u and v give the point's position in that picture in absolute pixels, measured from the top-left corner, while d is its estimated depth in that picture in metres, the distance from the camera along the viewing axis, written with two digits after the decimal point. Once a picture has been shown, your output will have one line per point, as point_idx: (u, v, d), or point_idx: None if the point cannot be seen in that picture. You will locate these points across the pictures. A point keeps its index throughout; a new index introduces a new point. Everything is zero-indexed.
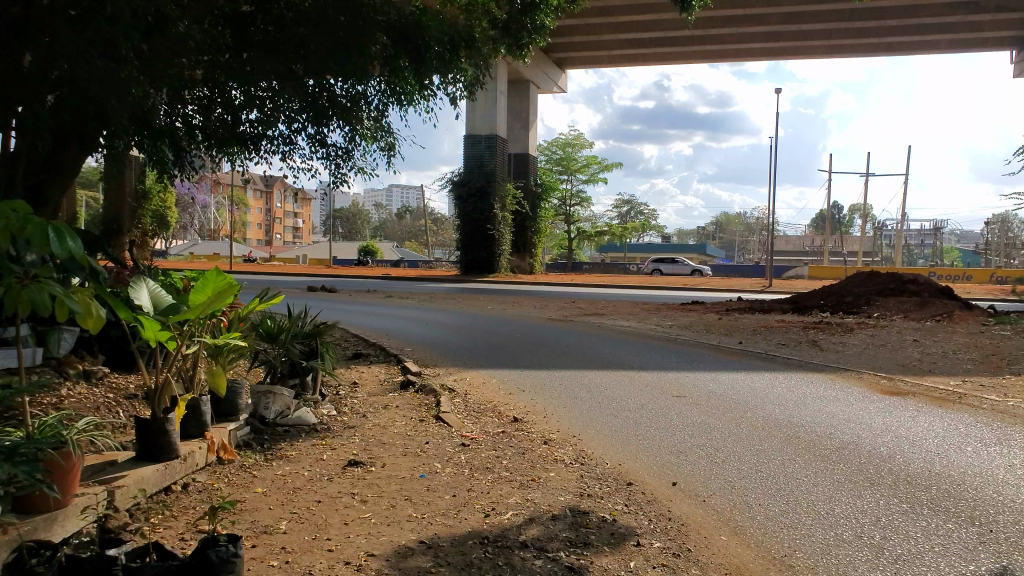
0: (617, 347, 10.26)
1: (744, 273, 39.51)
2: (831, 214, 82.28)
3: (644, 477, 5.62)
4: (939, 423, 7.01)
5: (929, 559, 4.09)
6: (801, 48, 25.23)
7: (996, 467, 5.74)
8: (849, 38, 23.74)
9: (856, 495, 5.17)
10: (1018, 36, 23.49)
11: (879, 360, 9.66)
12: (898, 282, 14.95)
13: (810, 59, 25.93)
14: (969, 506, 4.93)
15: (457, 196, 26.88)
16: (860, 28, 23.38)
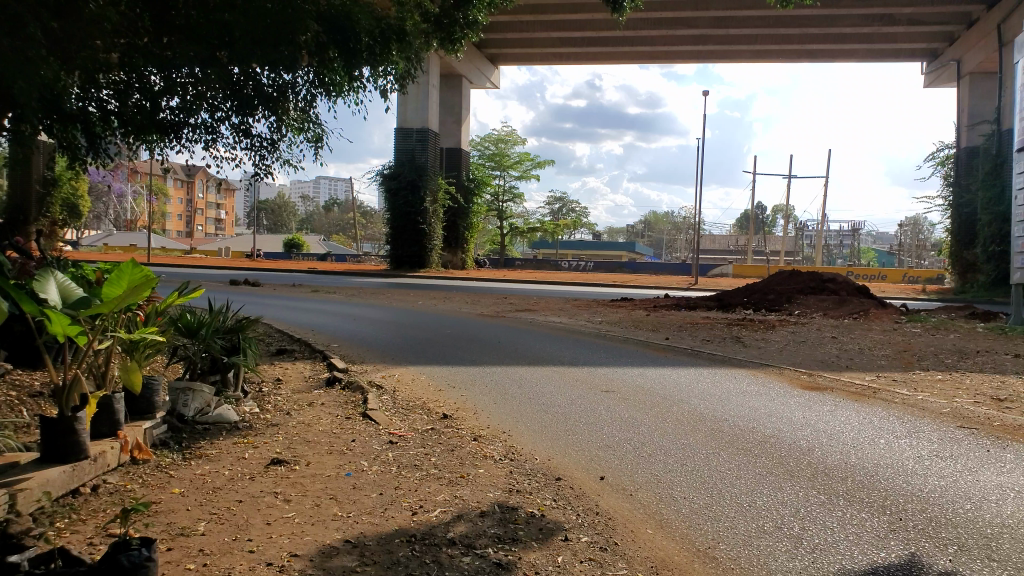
0: (548, 343, 10.31)
1: (672, 271, 40.33)
2: (755, 214, 84.77)
3: (573, 472, 5.65)
4: (855, 418, 7.27)
5: (844, 547, 4.25)
6: (728, 53, 25.88)
7: (908, 458, 5.99)
8: (774, 44, 24.47)
9: (776, 487, 5.32)
10: (929, 47, 24.66)
11: (800, 356, 9.98)
12: (818, 281, 15.48)
13: (737, 63, 26.63)
14: (881, 496, 5.13)
15: (388, 190, 26.57)
16: (784, 35, 24.14)
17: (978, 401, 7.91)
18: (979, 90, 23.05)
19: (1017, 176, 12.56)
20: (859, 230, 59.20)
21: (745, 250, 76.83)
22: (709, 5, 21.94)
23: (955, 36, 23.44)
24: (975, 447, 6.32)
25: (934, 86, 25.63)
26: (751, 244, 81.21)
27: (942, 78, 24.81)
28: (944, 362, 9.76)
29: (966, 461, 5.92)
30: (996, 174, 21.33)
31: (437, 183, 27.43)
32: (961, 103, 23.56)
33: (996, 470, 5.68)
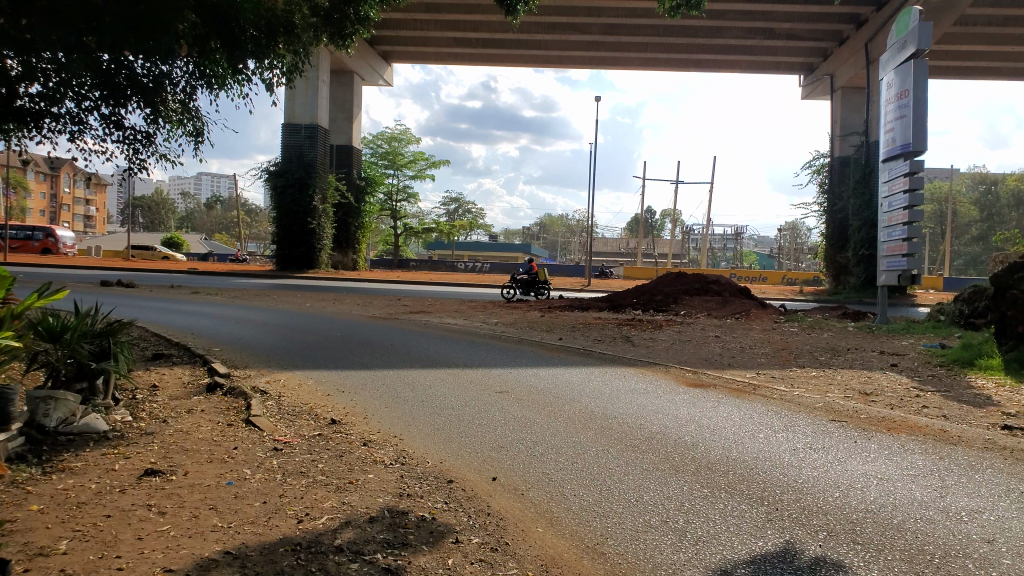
0: (441, 345, 10.25)
1: (567, 272, 41.05)
2: (645, 218, 87.25)
3: (464, 473, 5.63)
4: (736, 413, 7.60)
5: (724, 538, 4.40)
6: (620, 60, 26.52)
7: (784, 451, 6.29)
8: (662, 52, 25.27)
9: (662, 482, 5.46)
10: (806, 61, 26.12)
11: (685, 355, 10.33)
12: (703, 282, 16.09)
13: (628, 70, 27.32)
14: (760, 487, 5.36)
15: (273, 187, 25.79)
16: (672, 44, 24.97)
17: (848, 396, 8.41)
18: (850, 104, 24.52)
19: (883, 184, 13.43)
20: (742, 234, 62.04)
21: (635, 253, 78.96)
22: (601, 12, 22.46)
23: (829, 52, 24.88)
24: (844, 438, 6.71)
25: (810, 98, 27.17)
26: (642, 247, 83.58)
27: (817, 91, 26.30)
28: (818, 359, 10.33)
29: (836, 452, 6.28)
30: (865, 183, 22.86)
31: (328, 181, 26.85)
32: (834, 116, 25.03)
33: (862, 459, 6.06)
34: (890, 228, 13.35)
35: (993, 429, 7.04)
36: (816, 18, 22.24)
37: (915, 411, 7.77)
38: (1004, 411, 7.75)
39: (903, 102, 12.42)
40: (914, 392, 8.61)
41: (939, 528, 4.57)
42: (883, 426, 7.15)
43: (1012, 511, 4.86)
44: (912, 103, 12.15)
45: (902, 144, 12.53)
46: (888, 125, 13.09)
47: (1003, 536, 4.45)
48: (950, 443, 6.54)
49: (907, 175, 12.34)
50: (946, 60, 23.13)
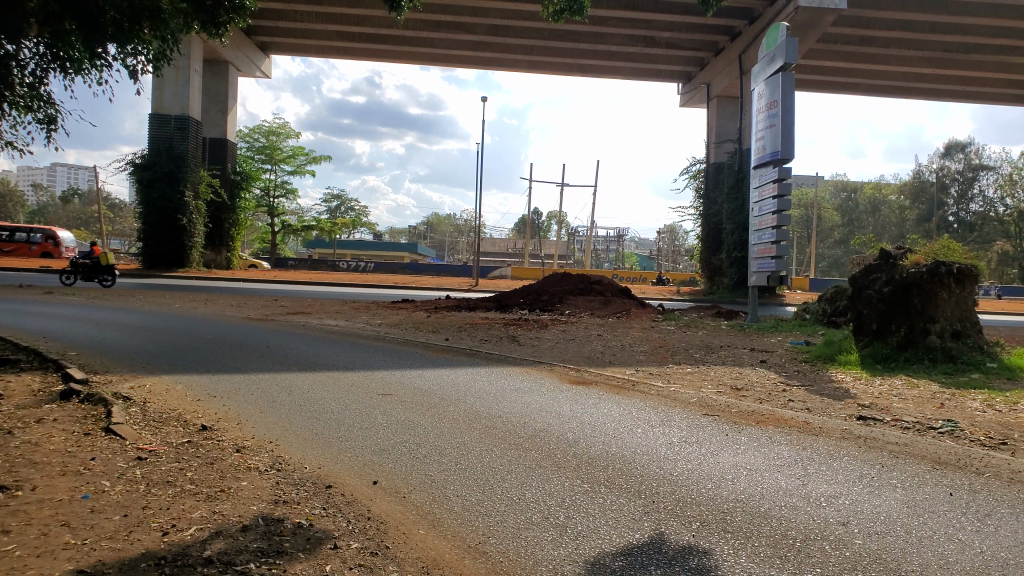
0: (322, 347, 9.94)
1: (455, 273, 41.03)
2: (530, 219, 88.40)
3: (344, 478, 5.48)
4: (616, 409, 7.79)
5: (603, 532, 4.49)
6: (507, 62, 26.72)
7: (660, 445, 6.50)
8: (547, 56, 25.63)
9: (544, 479, 5.52)
10: (684, 70, 27.20)
11: (569, 354, 10.51)
12: (586, 283, 16.43)
13: (514, 72, 27.58)
14: (638, 481, 5.51)
15: (139, 180, 24.42)
16: (557, 48, 25.39)
17: (720, 391, 8.80)
18: (725, 112, 25.76)
19: (754, 189, 14.17)
20: (624, 237, 64.06)
21: (521, 253, 79.75)
22: (487, 12, 22.58)
23: (705, 62, 26.02)
24: (716, 432, 7.02)
25: (689, 105, 28.32)
26: (528, 248, 84.45)
27: (695, 99, 27.49)
28: (693, 356, 10.76)
29: (708, 445, 6.56)
30: (738, 188, 24.08)
31: (200, 175, 25.69)
32: (710, 123, 26.19)
33: (733, 451, 6.35)
34: (760, 231, 14.09)
35: (851, 420, 7.54)
36: (693, 28, 23.20)
37: (781, 405, 8.22)
38: (859, 403, 8.32)
39: (772, 112, 13.14)
40: (780, 387, 9.11)
41: (800, 514, 4.85)
42: (752, 420, 7.52)
43: (864, 495, 5.21)
44: (781, 113, 12.86)
45: (771, 152, 13.25)
46: (758, 134, 13.81)
47: (856, 518, 4.75)
48: (812, 434, 6.95)
49: (776, 182, 13.04)
50: (809, 75, 24.69)
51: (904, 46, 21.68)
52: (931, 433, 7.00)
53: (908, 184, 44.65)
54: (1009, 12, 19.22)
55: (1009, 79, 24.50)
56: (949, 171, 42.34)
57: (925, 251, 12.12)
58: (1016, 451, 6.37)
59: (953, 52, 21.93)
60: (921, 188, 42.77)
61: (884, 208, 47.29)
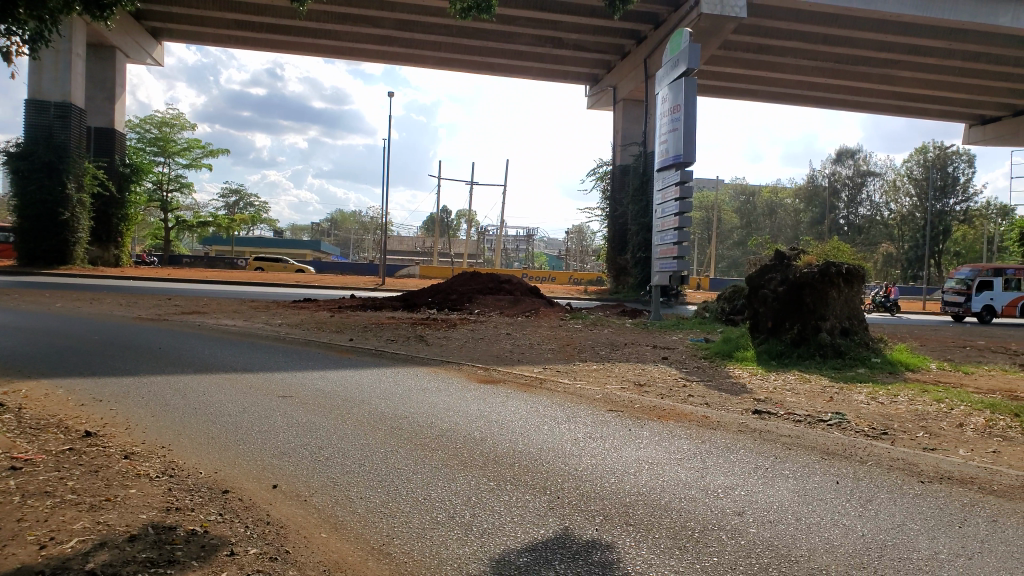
0: (220, 348, 9.58)
1: (359, 271, 40.44)
2: (439, 217, 87.83)
3: (241, 483, 5.28)
4: (522, 407, 7.84)
5: (508, 529, 4.50)
6: (414, 58, 26.52)
7: (565, 442, 6.58)
8: (455, 53, 25.57)
9: (450, 479, 5.48)
10: (592, 73, 27.69)
11: (477, 352, 10.52)
12: (495, 282, 16.48)
13: (422, 69, 27.38)
14: (543, 477, 5.55)
15: (15, 170, 22.89)
16: (465, 46, 25.37)
17: (624, 387, 9.00)
18: (631, 116, 26.39)
19: (657, 191, 14.56)
20: (534, 236, 64.72)
21: (430, 252, 79.20)
22: (393, 7, 22.31)
23: (612, 65, 26.55)
24: (620, 427, 7.16)
25: (596, 108, 28.86)
26: (437, 246, 83.99)
27: (602, 102, 28.05)
28: (599, 354, 10.97)
29: (612, 440, 6.69)
30: (643, 191, 24.73)
31: (84, 166, 24.34)
32: (616, 126, 26.77)
33: (635, 445, 6.49)
34: (663, 233, 14.48)
35: (747, 414, 7.85)
36: (600, 31, 23.63)
37: (682, 400, 8.47)
38: (755, 397, 8.67)
39: (675, 116, 13.50)
40: (681, 382, 9.40)
41: (698, 505, 4.99)
42: (654, 414, 7.72)
43: (759, 486, 5.42)
44: (683, 117, 13.25)
45: (674, 155, 13.64)
46: (662, 137, 14.17)
47: (750, 508, 4.93)
48: (711, 428, 7.19)
49: (679, 184, 13.40)
50: (711, 81, 25.56)
51: (797, 56, 22.74)
52: (820, 425, 7.36)
53: (801, 189, 46.89)
54: (892, 28, 20.44)
55: (893, 91, 26.07)
56: (841, 176, 45.31)
57: (816, 253, 12.74)
58: (897, 440, 6.79)
59: (843, 63, 23.15)
60: (814, 192, 45.08)
61: (781, 211, 49.59)
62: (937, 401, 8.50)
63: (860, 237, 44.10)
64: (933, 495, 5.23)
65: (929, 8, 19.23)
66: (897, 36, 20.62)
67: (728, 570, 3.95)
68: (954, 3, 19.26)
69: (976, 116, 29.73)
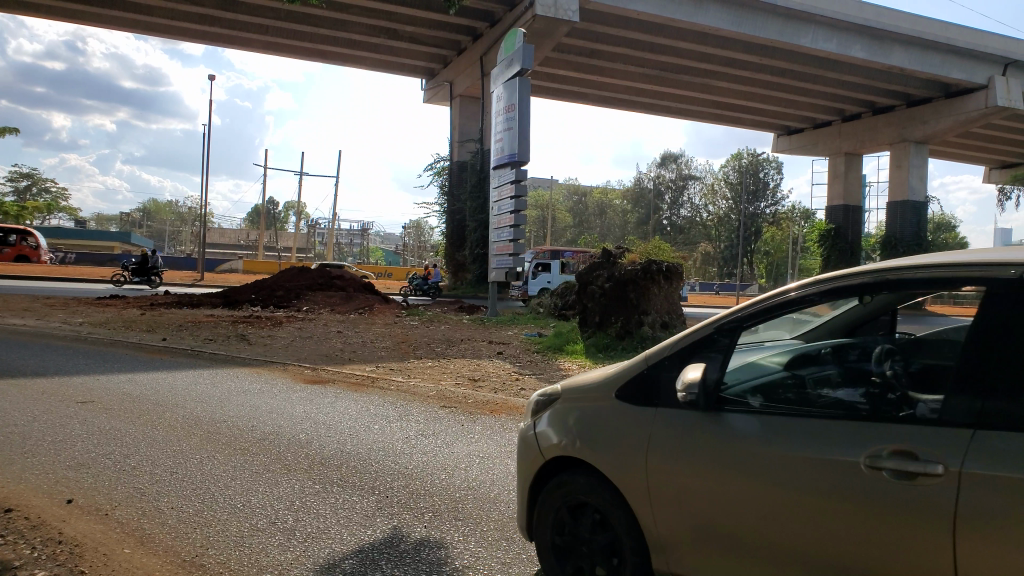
0: (5, 351, 8.57)
1: (176, 266, 37.96)
2: (265, 210, 83.63)
3: (29, 500, 4.72)
4: (353, 407, 7.62)
5: (335, 532, 4.33)
6: (238, 40, 25.11)
7: (397, 440, 6.46)
8: (284, 38, 24.48)
9: (273, 483, 5.21)
10: (430, 67, 27.55)
11: (305, 352, 10.14)
12: (326, 277, 15.99)
13: (248, 52, 25.99)
14: (372, 478, 5.41)
15: None
16: (295, 32, 24.35)
17: (458, 383, 9.03)
18: (469, 112, 26.59)
19: (494, 189, 14.72)
20: (369, 233, 63.56)
21: (256, 246, 75.24)
22: None
23: (449, 60, 26.56)
24: (452, 423, 7.13)
25: (435, 102, 28.80)
26: (264, 240, 80.07)
27: (439, 96, 28.02)
28: (434, 350, 10.92)
29: (444, 436, 6.63)
30: (481, 188, 25.08)
31: None
32: (452, 122, 26.85)
33: (466, 441, 6.48)
34: (499, 230, 14.65)
35: None
36: (437, 25, 23.52)
37: (514, 393, 8.60)
38: None
39: (510, 115, 13.69)
40: (513, 376, 9.55)
41: None
42: (487, 409, 7.77)
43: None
44: (518, 116, 13.47)
45: (509, 154, 13.82)
46: (497, 136, 14.34)
47: None
48: None
49: (513, 182, 13.58)
50: (547, 82, 26.24)
51: (627, 61, 23.83)
52: None
53: (630, 190, 49.19)
54: (710, 41, 21.93)
55: (712, 100, 27.99)
56: (664, 179, 47.00)
57: (640, 251, 13.40)
58: None
59: (667, 72, 24.54)
60: (641, 195, 47.52)
61: (610, 211, 51.91)
62: None
63: (682, 237, 47.06)
64: None
65: (742, 25, 20.81)
66: (715, 49, 22.16)
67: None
68: (763, 21, 20.98)
69: (782, 128, 32.59)
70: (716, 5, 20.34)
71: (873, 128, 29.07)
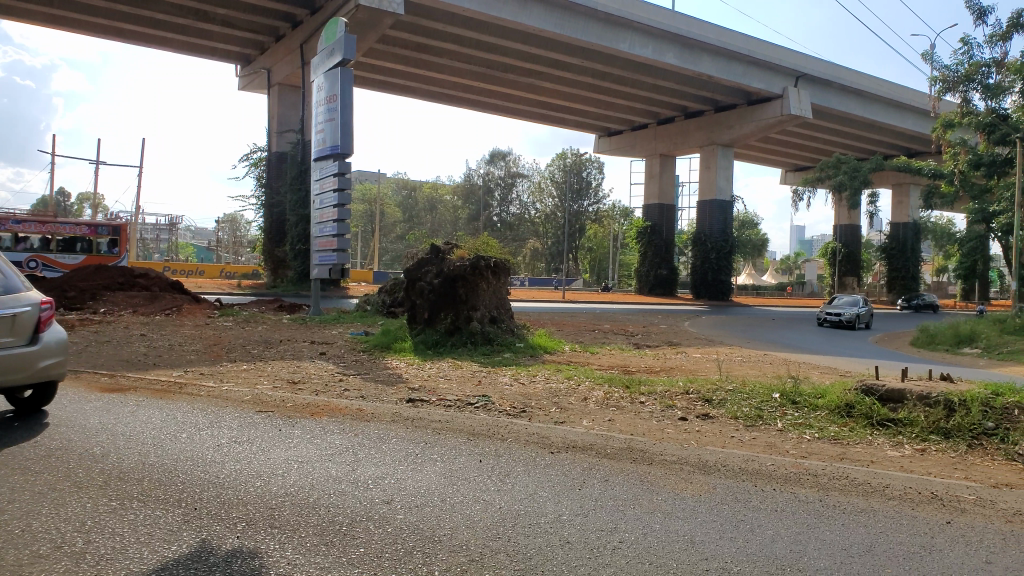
0: None
1: None
2: (58, 202, 75.36)
3: None
4: (157, 415, 6.67)
5: (133, 550, 3.49)
6: (19, 11, 22.37)
7: (206, 449, 5.48)
8: (74, 13, 22.11)
9: (56, 505, 4.12)
10: (246, 53, 26.08)
11: (102, 358, 9.18)
12: (128, 276, 14.71)
13: (32, 25, 23.22)
14: (178, 489, 4.44)
15: None
16: (89, 7, 22.09)
17: (276, 386, 8.48)
18: (287, 101, 25.51)
19: (314, 182, 14.18)
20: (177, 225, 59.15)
21: None
22: None
23: (266, 47, 25.37)
24: (269, 428, 6.36)
25: (248, 88, 27.32)
26: None
27: (255, 84, 26.62)
28: (250, 353, 10.30)
29: (260, 443, 5.76)
30: (302, 180, 24.28)
31: None
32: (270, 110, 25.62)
33: (285, 447, 5.63)
34: (321, 224, 14.10)
35: (400, 403, 7.88)
36: (253, 10, 22.30)
37: (336, 395, 8.20)
38: (409, 386, 8.82)
39: (331, 106, 13.24)
40: (337, 376, 9.19)
41: (347, 499, 4.31)
42: (307, 412, 7.17)
43: (408, 472, 4.96)
44: (338, 108, 13.06)
45: (331, 146, 13.35)
46: (317, 127, 13.82)
47: (399, 495, 4.42)
48: (364, 420, 6.87)
49: (336, 175, 13.15)
50: (372, 74, 25.71)
51: (453, 58, 23.83)
52: (469, 408, 7.70)
53: (460, 187, 49.44)
54: (534, 41, 22.45)
55: (537, 99, 28.67)
56: (493, 176, 47.66)
57: (468, 247, 13.40)
58: (533, 416, 7.35)
59: (493, 70, 24.86)
60: (471, 190, 47.81)
61: (440, 207, 51.78)
62: (567, 378, 9.48)
63: (511, 233, 47.99)
64: (560, 462, 5.43)
65: (564, 27, 21.48)
66: (540, 49, 22.71)
67: (377, 558, 3.45)
68: (584, 24, 21.78)
69: (604, 129, 34.05)
70: (539, 7, 20.86)
71: (685, 132, 31.12)
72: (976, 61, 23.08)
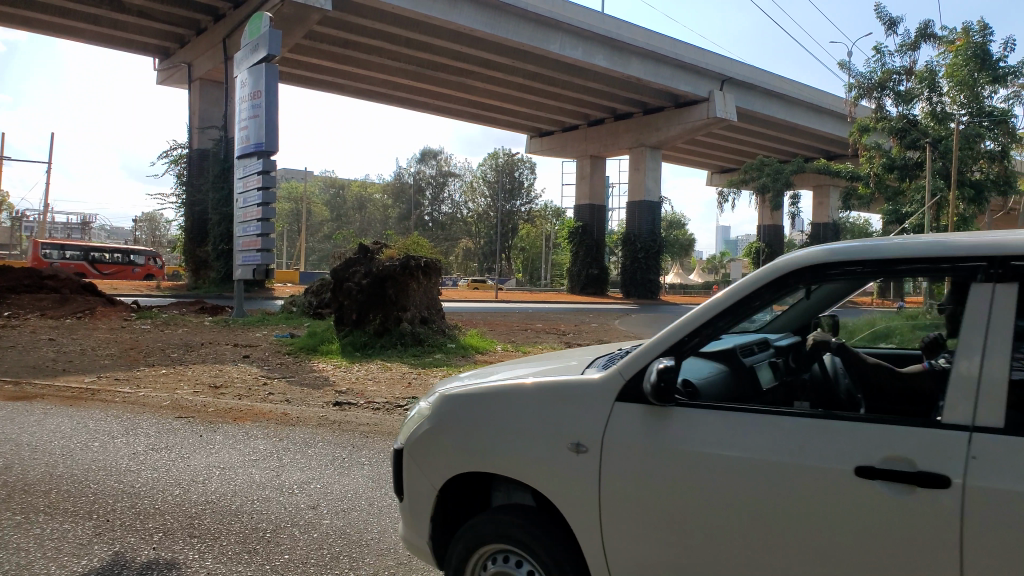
0: None
1: None
2: None
3: None
4: (66, 423, 6.34)
5: (38, 566, 3.30)
6: None
7: (120, 458, 5.24)
8: None
9: None
10: (164, 46, 25.17)
11: (6, 365, 8.71)
12: (35, 278, 14.04)
13: None
14: (89, 501, 4.22)
15: None
16: None
17: (197, 391, 8.21)
18: (209, 97, 24.76)
19: (238, 180, 13.81)
20: (90, 226, 56.47)
21: None
22: None
23: (186, 40, 24.54)
24: (188, 434, 6.14)
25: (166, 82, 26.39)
26: None
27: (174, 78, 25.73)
28: (170, 357, 9.95)
29: (179, 450, 5.56)
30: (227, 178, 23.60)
31: None
32: (191, 106, 24.81)
33: (206, 453, 5.45)
34: (245, 224, 13.74)
35: (327, 406, 7.73)
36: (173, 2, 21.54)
37: (260, 398, 7.99)
38: (336, 389, 8.66)
39: (255, 103, 12.90)
40: (261, 380, 8.94)
41: (271, 505, 4.20)
42: (229, 417, 6.95)
43: (334, 477, 4.86)
44: (263, 104, 12.74)
45: (255, 143, 13.01)
46: (241, 123, 13.45)
47: (326, 500, 4.32)
48: (289, 425, 6.70)
49: (261, 173, 12.82)
50: (298, 70, 25.20)
51: (383, 56, 23.56)
52: (398, 410, 7.62)
53: (390, 185, 48.91)
54: (465, 40, 22.38)
55: (468, 99, 28.61)
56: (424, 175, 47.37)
57: (398, 247, 13.26)
58: None
59: (423, 68, 24.68)
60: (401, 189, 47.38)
61: (370, 206, 51.14)
62: None
63: (443, 233, 47.77)
64: None
65: (494, 27, 21.49)
66: (470, 48, 22.66)
67: (302, 565, 3.36)
68: (513, 24, 21.85)
69: (536, 129, 34.24)
70: (468, 6, 20.84)
71: (615, 133, 31.56)
72: (884, 76, 25.53)
